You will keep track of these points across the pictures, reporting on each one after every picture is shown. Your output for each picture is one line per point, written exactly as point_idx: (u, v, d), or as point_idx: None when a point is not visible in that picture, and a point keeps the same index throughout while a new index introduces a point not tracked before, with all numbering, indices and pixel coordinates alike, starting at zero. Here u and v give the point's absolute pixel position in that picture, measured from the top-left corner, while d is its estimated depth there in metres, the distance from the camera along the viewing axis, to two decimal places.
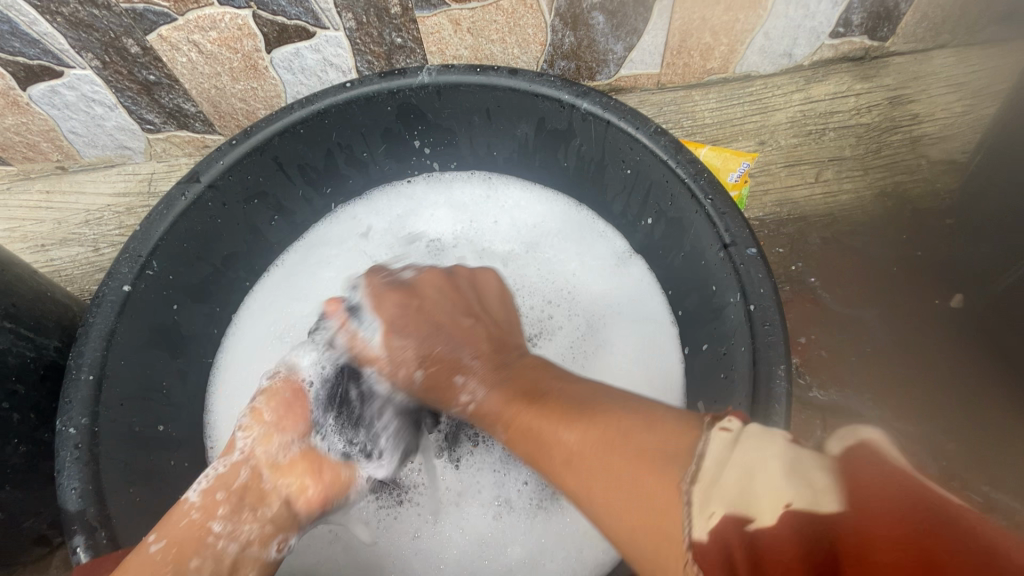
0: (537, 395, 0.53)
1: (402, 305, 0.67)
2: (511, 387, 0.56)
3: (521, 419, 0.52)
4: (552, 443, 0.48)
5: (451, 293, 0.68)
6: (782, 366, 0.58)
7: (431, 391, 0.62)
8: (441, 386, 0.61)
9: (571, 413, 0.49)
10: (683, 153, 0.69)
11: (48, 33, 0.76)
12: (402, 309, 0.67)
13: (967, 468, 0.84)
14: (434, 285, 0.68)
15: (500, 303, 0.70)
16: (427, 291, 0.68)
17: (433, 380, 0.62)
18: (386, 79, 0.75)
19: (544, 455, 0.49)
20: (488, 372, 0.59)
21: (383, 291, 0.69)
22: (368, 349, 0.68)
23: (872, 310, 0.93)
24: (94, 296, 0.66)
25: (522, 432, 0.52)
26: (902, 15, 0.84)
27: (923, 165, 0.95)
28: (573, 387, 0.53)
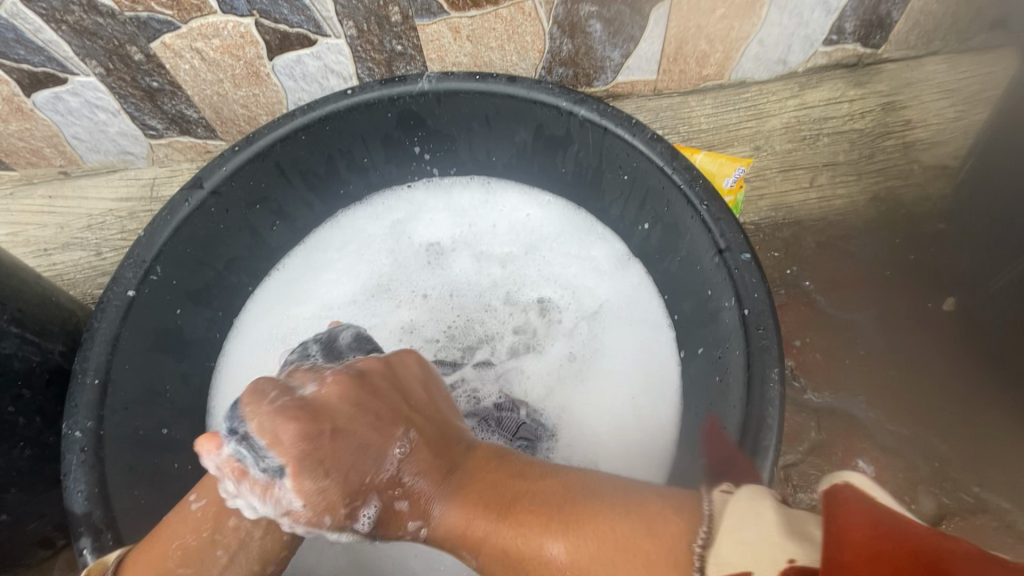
0: (505, 508, 0.53)
1: (311, 431, 0.52)
2: (478, 500, 0.55)
3: (491, 543, 0.52)
4: (544, 568, 0.49)
5: (374, 402, 0.57)
6: (775, 369, 0.60)
7: (384, 521, 0.56)
8: (390, 513, 0.56)
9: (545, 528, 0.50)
10: (679, 160, 0.70)
11: (53, 41, 0.77)
12: (308, 445, 0.52)
13: (960, 469, 0.85)
14: (342, 403, 0.55)
15: (427, 392, 0.65)
16: (344, 403, 0.55)
17: (390, 507, 0.56)
18: (387, 86, 0.77)
19: (526, 569, 0.50)
20: (443, 492, 0.56)
21: (276, 416, 0.52)
22: (273, 493, 0.53)
23: (866, 313, 0.94)
24: (99, 301, 0.67)
25: (494, 558, 0.52)
26: (893, 23, 0.85)
27: (916, 170, 0.96)
28: (537, 487, 0.54)
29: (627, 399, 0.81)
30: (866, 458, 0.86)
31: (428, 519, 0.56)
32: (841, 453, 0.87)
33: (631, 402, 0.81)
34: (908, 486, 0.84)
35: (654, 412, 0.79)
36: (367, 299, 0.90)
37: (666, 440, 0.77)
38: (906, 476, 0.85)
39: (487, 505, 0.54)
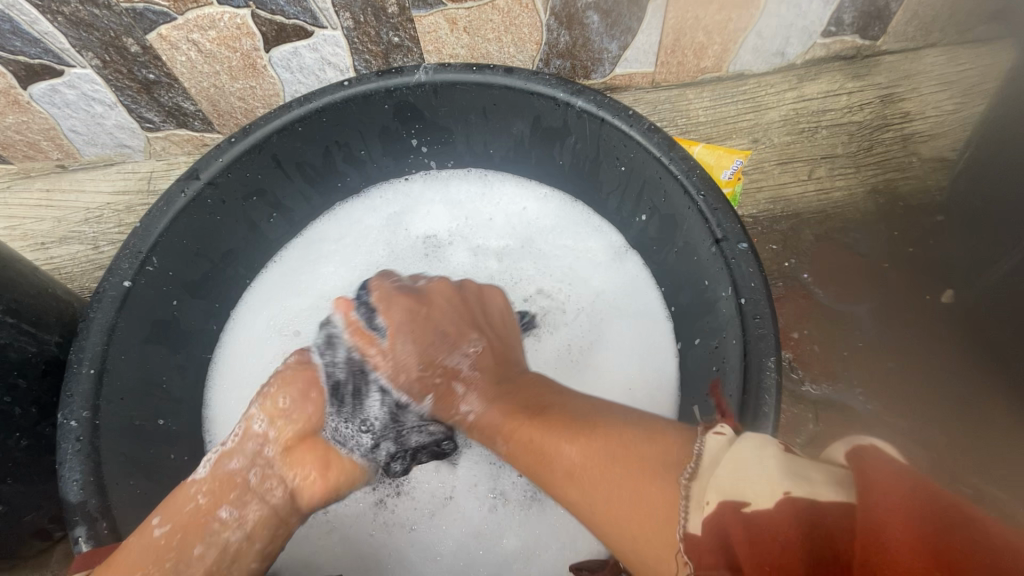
0: (538, 411, 0.58)
1: (413, 310, 0.70)
2: (512, 400, 0.62)
3: (518, 432, 0.58)
4: (551, 457, 0.52)
5: (461, 307, 0.72)
6: (771, 358, 0.60)
7: (438, 400, 0.68)
8: (444, 393, 0.68)
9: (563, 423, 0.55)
10: (676, 150, 0.70)
11: (49, 33, 0.76)
12: (410, 315, 0.70)
13: (957, 460, 0.85)
14: (444, 297, 0.72)
15: (502, 323, 0.75)
16: (438, 303, 0.72)
17: (443, 390, 0.68)
18: (383, 77, 0.76)
19: (542, 464, 0.54)
20: (493, 389, 0.65)
21: (393, 294, 0.71)
22: (372, 347, 0.70)
23: (864, 305, 0.94)
24: (95, 292, 0.67)
25: (518, 445, 0.58)
26: (892, 14, 0.85)
27: (914, 163, 0.96)
28: (572, 403, 0.58)
29: (624, 390, 0.81)
30: None
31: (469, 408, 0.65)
32: (839, 444, 0.87)
33: (628, 393, 0.81)
34: None
35: (651, 404, 0.79)
36: None
37: None
38: None
39: (521, 406, 0.61)
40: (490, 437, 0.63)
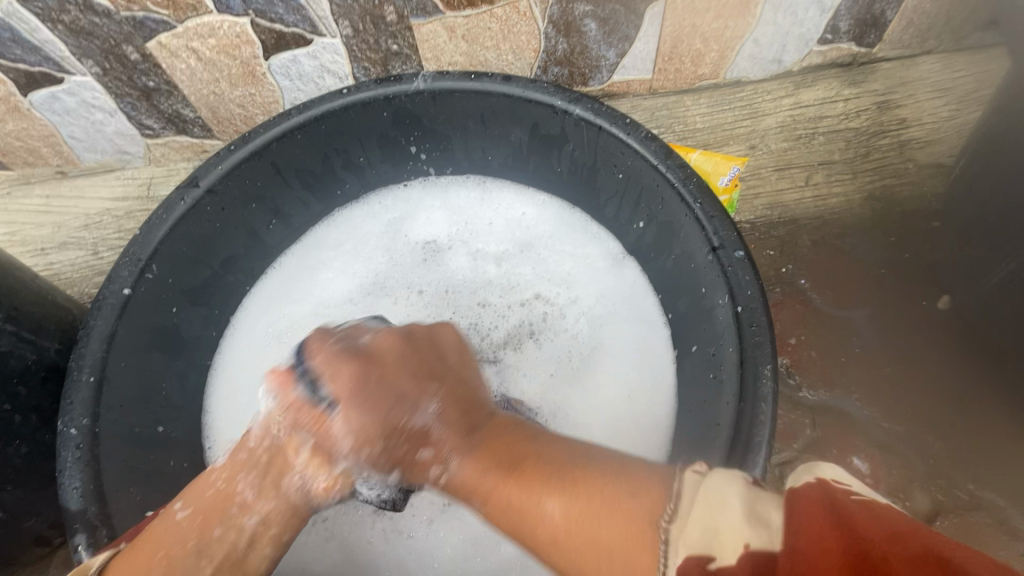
0: (515, 468, 0.52)
1: (360, 375, 0.59)
2: (481, 456, 0.55)
3: (496, 497, 0.51)
4: (524, 521, 0.49)
5: (413, 358, 0.63)
6: (768, 366, 0.60)
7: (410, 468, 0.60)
8: (412, 462, 0.59)
9: (532, 480, 0.50)
10: (673, 158, 0.71)
11: (50, 41, 0.77)
12: (360, 380, 0.59)
13: (954, 466, 0.85)
14: (396, 350, 0.62)
15: (461, 360, 0.67)
16: (388, 357, 0.62)
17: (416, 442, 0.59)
18: (382, 85, 0.77)
19: (522, 528, 0.49)
20: (461, 446, 0.57)
21: (337, 357, 0.61)
22: (325, 422, 0.60)
23: (861, 311, 0.94)
24: (94, 299, 0.67)
25: (498, 510, 0.51)
26: (888, 22, 0.85)
27: (911, 169, 0.96)
28: (550, 451, 0.53)
29: (622, 397, 0.81)
30: (862, 456, 0.86)
31: (439, 466, 0.57)
32: (837, 450, 0.87)
33: (625, 399, 0.81)
34: (902, 484, 0.85)
35: (648, 410, 0.79)
36: (363, 297, 0.90)
37: (660, 439, 0.77)
38: (901, 473, 0.85)
39: (493, 461, 0.54)
40: (463, 498, 0.56)
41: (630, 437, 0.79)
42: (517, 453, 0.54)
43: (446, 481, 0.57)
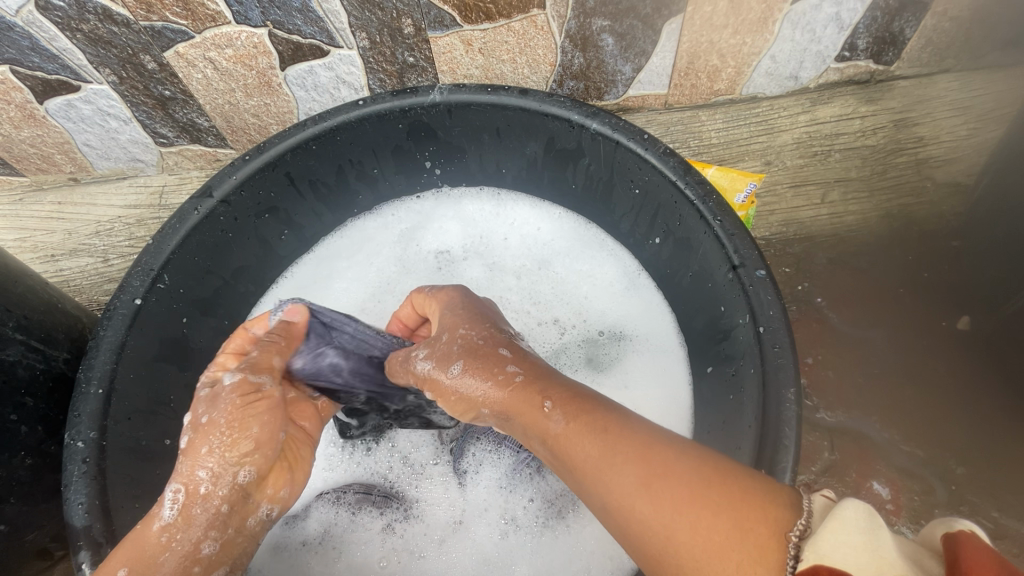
0: (585, 419, 0.49)
1: (457, 302, 0.65)
2: (565, 382, 0.54)
3: (573, 449, 0.49)
4: (616, 458, 0.46)
5: (466, 309, 0.64)
6: (792, 389, 0.58)
7: (475, 368, 0.56)
8: (490, 360, 0.56)
9: (618, 421, 0.49)
10: (691, 174, 0.70)
11: (68, 49, 0.77)
12: (462, 309, 0.64)
13: (978, 493, 0.83)
14: (450, 304, 0.66)
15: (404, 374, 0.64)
16: (450, 307, 0.65)
17: (488, 360, 0.56)
18: (398, 97, 0.76)
19: (595, 475, 0.47)
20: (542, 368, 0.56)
21: (434, 294, 0.69)
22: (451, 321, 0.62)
23: (878, 331, 0.93)
24: (105, 309, 0.66)
25: (569, 462, 0.49)
26: (906, 40, 0.85)
27: (928, 187, 0.95)
28: (623, 429, 0.48)
29: None
30: (882, 480, 0.85)
31: (497, 379, 0.55)
32: (855, 473, 0.85)
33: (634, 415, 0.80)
34: (923, 509, 0.83)
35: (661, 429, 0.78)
36: (372, 305, 0.89)
37: None
38: (922, 499, 0.83)
39: (581, 392, 0.52)
40: (534, 418, 0.52)
41: None
42: (607, 406, 0.51)
43: (512, 395, 0.53)
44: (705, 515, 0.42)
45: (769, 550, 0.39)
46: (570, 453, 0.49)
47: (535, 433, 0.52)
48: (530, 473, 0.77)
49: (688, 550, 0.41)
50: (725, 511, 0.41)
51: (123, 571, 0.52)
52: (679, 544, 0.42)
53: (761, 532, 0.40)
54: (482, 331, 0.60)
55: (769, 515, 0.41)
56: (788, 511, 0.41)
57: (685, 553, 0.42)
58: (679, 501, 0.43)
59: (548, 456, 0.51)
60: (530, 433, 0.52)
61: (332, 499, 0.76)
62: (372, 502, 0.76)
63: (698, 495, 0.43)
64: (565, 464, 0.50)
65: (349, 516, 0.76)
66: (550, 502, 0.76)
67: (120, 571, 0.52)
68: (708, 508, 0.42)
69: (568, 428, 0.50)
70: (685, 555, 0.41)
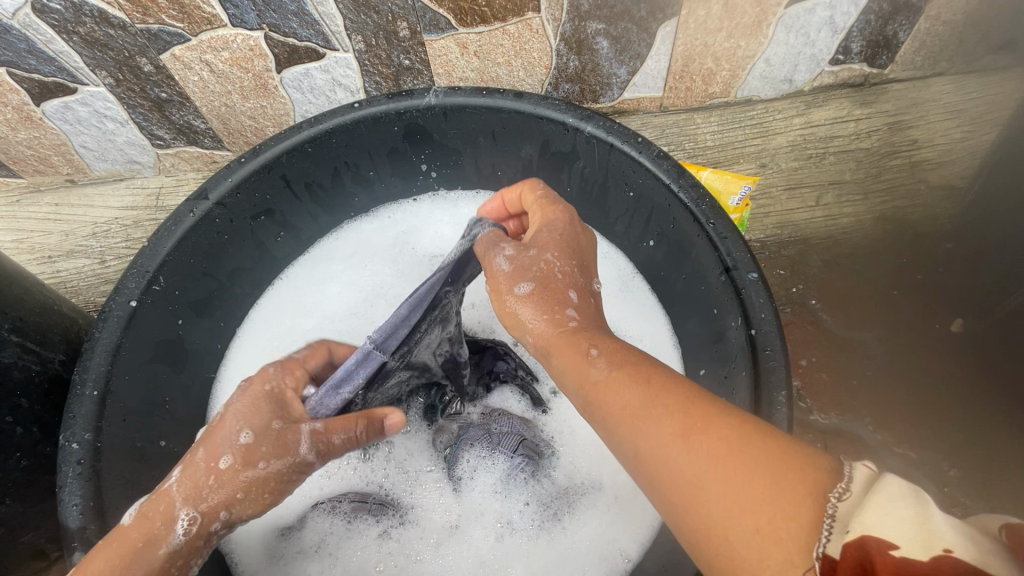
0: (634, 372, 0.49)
1: (558, 226, 0.62)
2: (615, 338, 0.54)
3: (611, 398, 0.49)
4: (657, 408, 0.45)
5: (564, 234, 0.61)
6: (783, 392, 0.58)
7: (539, 298, 0.57)
8: (554, 296, 0.57)
9: (664, 374, 0.48)
10: (685, 177, 0.70)
11: (64, 52, 0.77)
12: (556, 234, 0.61)
13: (971, 495, 0.83)
14: (546, 224, 0.62)
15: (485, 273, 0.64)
16: (548, 225, 0.62)
17: (552, 297, 0.57)
18: (393, 100, 0.77)
19: (632, 423, 0.46)
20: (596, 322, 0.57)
21: (542, 206, 0.64)
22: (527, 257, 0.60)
23: (872, 333, 0.93)
24: (100, 311, 0.67)
25: (606, 412, 0.49)
26: (900, 43, 0.86)
27: (922, 190, 0.95)
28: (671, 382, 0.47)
29: None
30: None
31: (553, 317, 0.56)
32: None
33: None
34: None
35: None
36: (366, 308, 0.89)
37: None
38: None
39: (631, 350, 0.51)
40: (579, 362, 0.52)
41: None
42: (657, 365, 0.50)
43: (562, 337, 0.55)
44: (741, 471, 0.39)
45: (801, 507, 0.36)
46: (610, 400, 0.49)
47: (574, 376, 0.52)
48: (524, 478, 0.76)
49: (712, 502, 0.40)
50: (762, 467, 0.39)
51: None
52: (705, 495, 0.40)
53: (794, 492, 0.37)
54: (564, 267, 0.59)
55: (808, 476, 0.37)
56: (830, 475, 0.37)
57: (709, 505, 0.40)
58: (712, 454, 0.41)
59: (581, 403, 0.51)
60: (570, 377, 0.53)
61: (327, 508, 0.76)
62: (368, 510, 0.76)
63: (736, 449, 0.40)
64: (597, 408, 0.50)
65: (344, 524, 0.76)
66: (546, 505, 0.76)
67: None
68: (742, 463, 0.40)
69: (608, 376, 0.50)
70: (713, 510, 0.40)
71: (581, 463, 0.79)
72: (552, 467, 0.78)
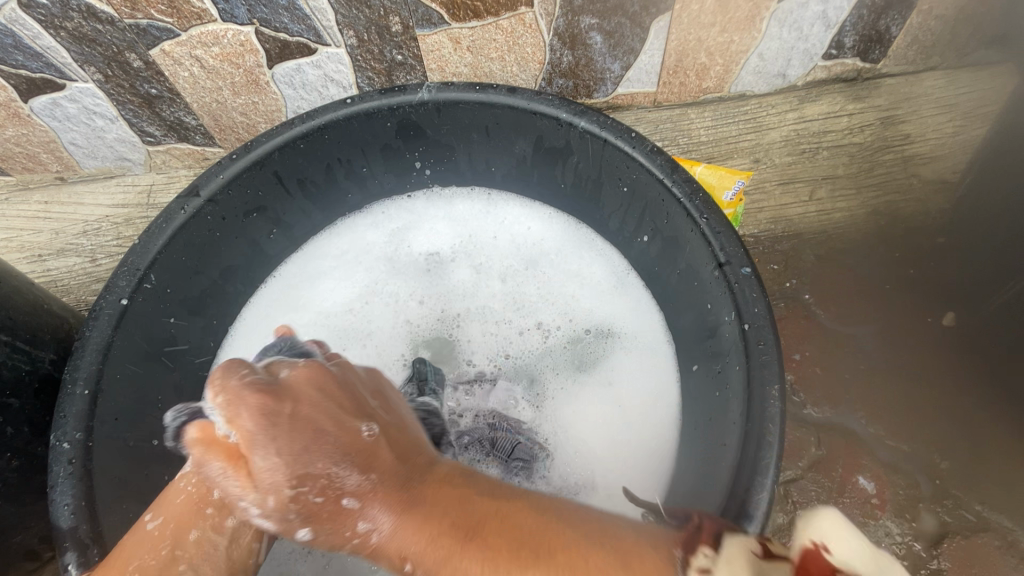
0: (467, 537, 0.49)
1: (267, 418, 0.50)
2: (425, 511, 0.51)
3: None
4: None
5: (290, 418, 0.51)
6: (776, 386, 0.58)
7: (327, 524, 0.51)
8: (334, 515, 0.51)
9: (493, 536, 0.48)
10: (678, 172, 0.70)
11: (52, 47, 0.76)
12: (265, 419, 0.50)
13: (963, 487, 0.84)
14: (253, 422, 0.50)
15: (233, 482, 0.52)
16: (305, 392, 0.53)
17: (330, 513, 0.51)
18: (386, 96, 0.76)
19: None
20: (397, 496, 0.52)
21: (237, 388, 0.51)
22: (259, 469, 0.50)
23: (865, 327, 0.93)
24: (91, 309, 0.66)
25: None
26: (892, 38, 0.86)
27: (915, 185, 0.96)
28: (504, 532, 0.48)
29: (616, 412, 0.81)
30: (867, 475, 0.85)
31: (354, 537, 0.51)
32: (842, 469, 0.86)
33: (616, 411, 0.81)
34: (908, 504, 0.84)
35: (649, 431, 0.78)
36: (360, 304, 0.89)
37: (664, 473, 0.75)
38: (907, 494, 0.84)
39: (447, 518, 0.50)
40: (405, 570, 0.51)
41: (628, 460, 0.77)
42: (475, 534, 0.48)
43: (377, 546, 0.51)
44: None
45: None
46: None
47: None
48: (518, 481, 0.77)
49: None
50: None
51: (148, 516, 0.59)
52: None
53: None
54: (316, 470, 0.50)
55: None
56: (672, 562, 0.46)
57: None
58: None
59: None
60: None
61: None
62: None
63: None
64: None
65: None
66: None
67: (146, 516, 0.59)
68: None
69: (421, 520, 0.50)
70: None
71: (573, 463, 0.79)
72: (545, 469, 0.78)
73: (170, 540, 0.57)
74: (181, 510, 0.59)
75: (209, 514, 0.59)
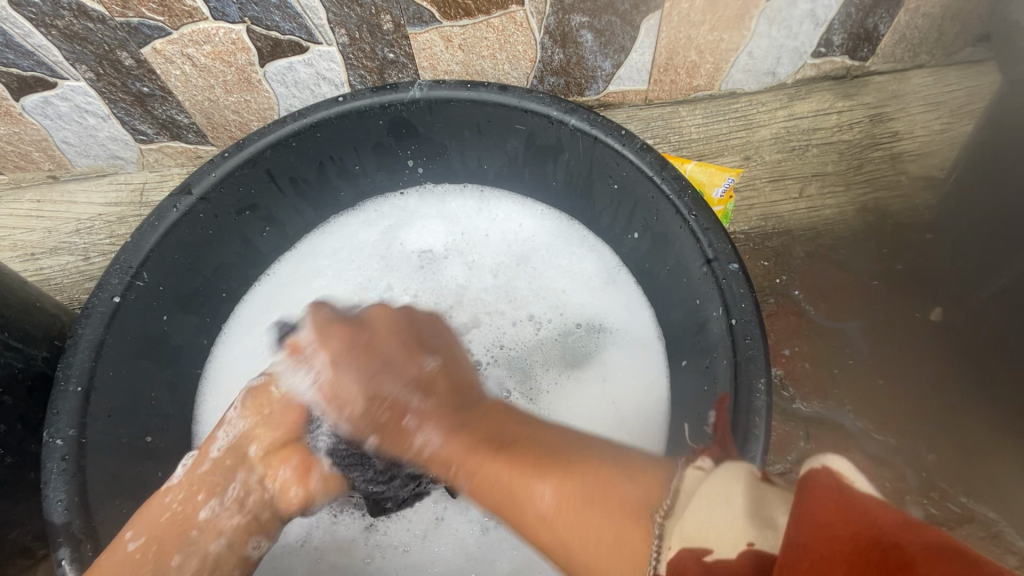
0: (500, 445, 0.58)
1: (350, 342, 0.68)
2: (474, 427, 0.61)
3: (482, 475, 0.56)
4: (528, 470, 0.53)
5: (399, 330, 0.70)
6: (762, 380, 0.60)
7: (390, 437, 0.64)
8: (393, 430, 0.64)
9: (536, 443, 0.57)
10: (667, 169, 0.71)
11: (43, 45, 0.76)
12: (350, 344, 0.68)
13: (949, 480, 0.85)
14: (383, 324, 0.70)
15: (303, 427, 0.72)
16: (379, 326, 0.70)
17: (397, 423, 0.64)
18: (377, 94, 0.76)
19: (508, 506, 0.53)
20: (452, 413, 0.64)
21: (329, 325, 0.69)
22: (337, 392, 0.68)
23: (853, 323, 0.94)
24: (83, 307, 0.66)
25: (489, 493, 0.55)
26: (880, 36, 0.87)
27: (904, 181, 0.97)
28: (539, 439, 0.58)
29: (607, 407, 0.81)
30: (855, 468, 0.87)
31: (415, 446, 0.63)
32: None
33: (608, 405, 0.81)
34: (895, 496, 0.85)
35: (639, 425, 0.79)
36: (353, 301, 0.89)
37: None
38: (894, 486, 0.85)
39: (495, 433, 0.60)
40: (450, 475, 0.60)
41: None
42: (520, 442, 0.58)
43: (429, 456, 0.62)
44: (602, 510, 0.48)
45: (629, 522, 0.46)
46: (486, 478, 0.56)
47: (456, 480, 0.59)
48: None
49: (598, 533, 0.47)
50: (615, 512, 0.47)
51: (129, 532, 0.61)
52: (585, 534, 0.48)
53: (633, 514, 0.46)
54: (390, 387, 0.66)
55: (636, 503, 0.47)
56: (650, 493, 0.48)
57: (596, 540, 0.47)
58: (595, 505, 0.48)
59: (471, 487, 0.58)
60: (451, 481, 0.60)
61: None
62: (353, 504, 0.77)
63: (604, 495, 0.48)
64: (485, 493, 0.56)
65: (331, 518, 0.77)
66: None
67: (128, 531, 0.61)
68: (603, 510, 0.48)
69: (461, 435, 0.60)
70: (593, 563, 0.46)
71: None
72: None
73: (153, 559, 0.60)
74: (163, 528, 0.62)
75: (192, 537, 0.63)
